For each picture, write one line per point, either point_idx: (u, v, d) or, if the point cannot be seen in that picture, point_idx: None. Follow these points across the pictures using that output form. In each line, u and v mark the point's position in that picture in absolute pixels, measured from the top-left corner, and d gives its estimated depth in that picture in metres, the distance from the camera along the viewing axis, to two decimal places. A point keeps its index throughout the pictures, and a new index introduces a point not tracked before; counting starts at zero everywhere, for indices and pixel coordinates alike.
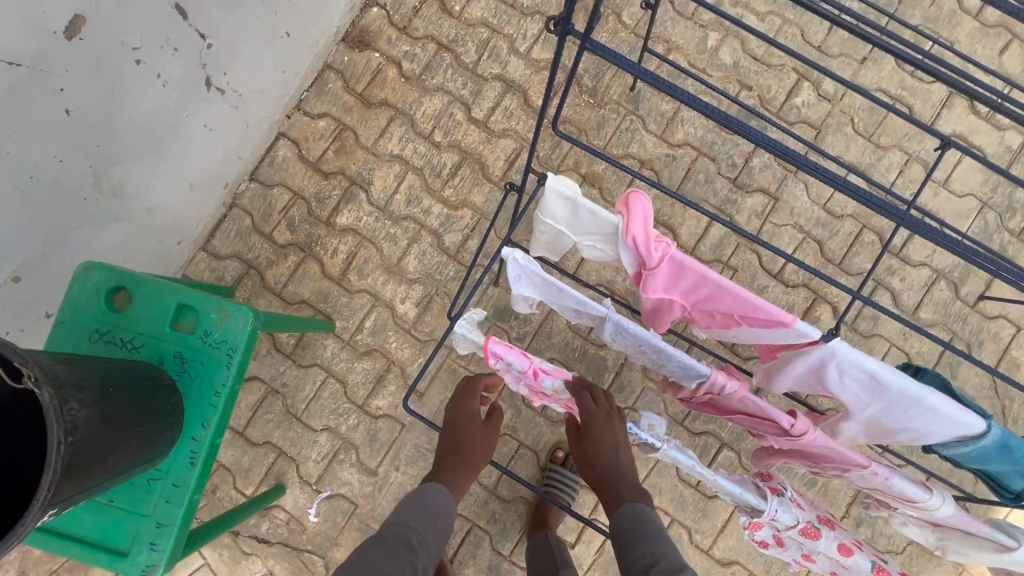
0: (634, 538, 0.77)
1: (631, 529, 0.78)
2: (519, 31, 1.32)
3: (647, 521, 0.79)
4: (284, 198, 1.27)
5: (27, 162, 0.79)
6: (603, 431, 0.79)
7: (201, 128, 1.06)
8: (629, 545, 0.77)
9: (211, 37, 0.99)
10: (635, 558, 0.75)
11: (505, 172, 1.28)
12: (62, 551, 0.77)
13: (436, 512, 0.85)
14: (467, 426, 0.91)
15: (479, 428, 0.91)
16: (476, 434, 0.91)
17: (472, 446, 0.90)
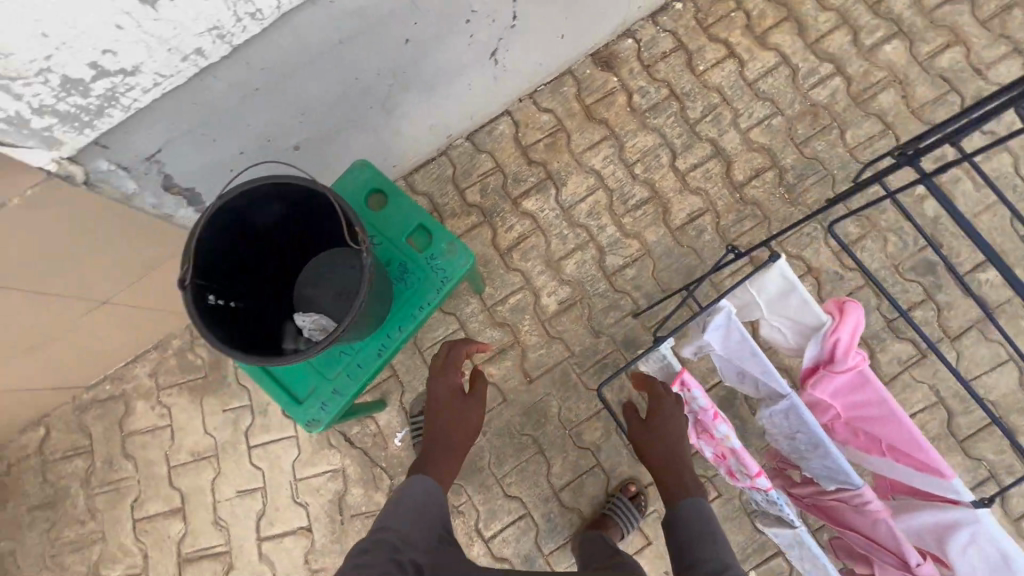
0: (695, 536, 0.87)
1: (694, 530, 0.87)
2: (747, 109, 1.41)
3: (706, 521, 0.88)
4: (487, 165, 1.41)
5: (359, 67, 0.94)
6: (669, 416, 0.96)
7: (466, 86, 1.21)
8: (692, 545, 0.86)
9: (519, 20, 1.11)
10: (701, 557, 0.83)
11: (683, 225, 1.37)
12: (255, 376, 0.91)
13: (424, 500, 0.90)
14: (443, 402, 1.02)
15: (456, 405, 1.02)
16: (455, 409, 1.02)
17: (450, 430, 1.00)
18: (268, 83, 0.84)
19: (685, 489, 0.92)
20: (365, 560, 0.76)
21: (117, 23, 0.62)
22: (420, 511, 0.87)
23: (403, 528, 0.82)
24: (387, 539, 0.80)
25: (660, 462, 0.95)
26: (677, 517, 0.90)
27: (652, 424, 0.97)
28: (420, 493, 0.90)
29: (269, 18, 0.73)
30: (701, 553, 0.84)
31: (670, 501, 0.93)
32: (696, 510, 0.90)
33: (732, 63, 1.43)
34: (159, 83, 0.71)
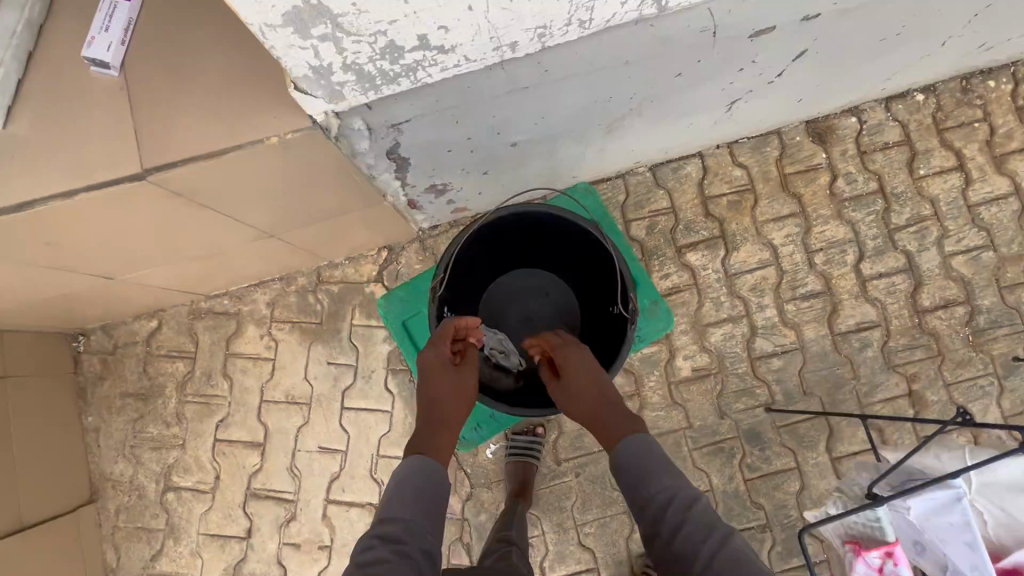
0: (639, 473, 0.76)
1: (636, 466, 0.77)
2: (957, 233, 1.28)
3: (650, 455, 0.78)
4: (661, 204, 1.32)
5: (620, 89, 0.86)
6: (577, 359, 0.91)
7: (688, 125, 1.12)
8: (635, 480, 0.76)
9: (779, 79, 1.00)
10: (651, 493, 0.74)
11: (849, 332, 1.26)
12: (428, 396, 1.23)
13: (420, 478, 0.75)
14: (436, 377, 0.86)
15: (447, 376, 0.86)
16: (444, 379, 0.86)
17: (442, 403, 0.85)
18: (541, 85, 0.76)
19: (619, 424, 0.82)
20: (373, 558, 0.66)
21: (471, 5, 0.55)
22: (421, 502, 0.73)
23: (409, 519, 0.71)
24: (385, 532, 0.69)
25: (588, 410, 0.86)
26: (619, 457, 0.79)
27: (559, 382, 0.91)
28: (413, 478, 0.74)
29: (591, 28, 0.66)
30: (646, 489, 0.75)
31: (611, 443, 0.82)
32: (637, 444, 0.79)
33: (957, 177, 1.30)
34: (459, 66, 0.65)
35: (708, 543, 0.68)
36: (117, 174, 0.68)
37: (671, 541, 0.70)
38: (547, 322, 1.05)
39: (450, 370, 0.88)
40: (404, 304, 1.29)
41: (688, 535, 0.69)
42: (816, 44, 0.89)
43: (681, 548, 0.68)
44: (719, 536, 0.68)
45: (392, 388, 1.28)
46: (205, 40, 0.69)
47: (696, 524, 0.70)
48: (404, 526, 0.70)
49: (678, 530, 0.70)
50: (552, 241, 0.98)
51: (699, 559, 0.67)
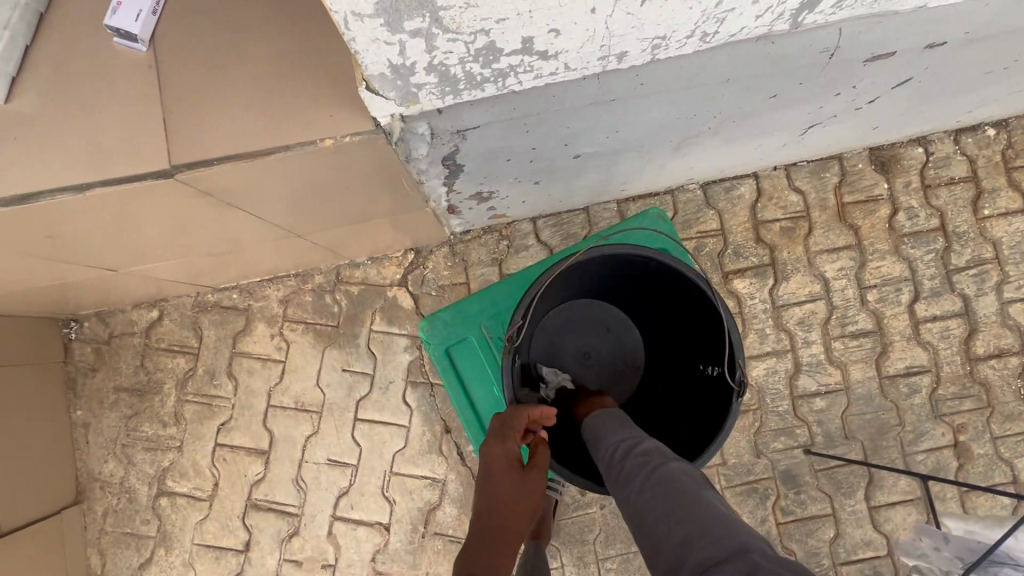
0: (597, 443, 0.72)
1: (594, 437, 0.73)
2: (1018, 280, 1.22)
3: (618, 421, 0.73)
4: (711, 225, 1.23)
5: (707, 107, 0.77)
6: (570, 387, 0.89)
7: (758, 146, 1.03)
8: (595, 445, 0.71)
9: (868, 105, 0.92)
10: (610, 444, 0.68)
11: (896, 376, 1.20)
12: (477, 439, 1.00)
13: None
14: (498, 480, 0.74)
15: (506, 477, 0.74)
16: (507, 489, 0.73)
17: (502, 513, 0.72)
18: (630, 99, 0.67)
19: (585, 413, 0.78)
20: None
21: (596, 7, 0.45)
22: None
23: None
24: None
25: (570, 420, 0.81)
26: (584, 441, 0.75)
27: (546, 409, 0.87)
28: None
29: (712, 41, 0.57)
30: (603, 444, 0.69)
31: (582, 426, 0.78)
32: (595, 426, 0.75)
33: (1022, 220, 1.23)
34: (555, 74, 0.55)
35: (641, 475, 0.62)
36: (141, 169, 0.58)
37: (620, 477, 0.64)
38: (610, 356, 0.96)
39: (516, 472, 0.74)
40: (450, 331, 1.00)
41: (633, 466, 0.64)
42: (923, 73, 0.81)
43: (624, 483, 0.63)
44: (656, 465, 0.62)
45: (410, 401, 1.20)
46: (251, 19, 0.59)
47: (643, 456, 0.64)
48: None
49: (627, 462, 0.64)
50: (633, 276, 0.89)
51: (636, 487, 0.61)
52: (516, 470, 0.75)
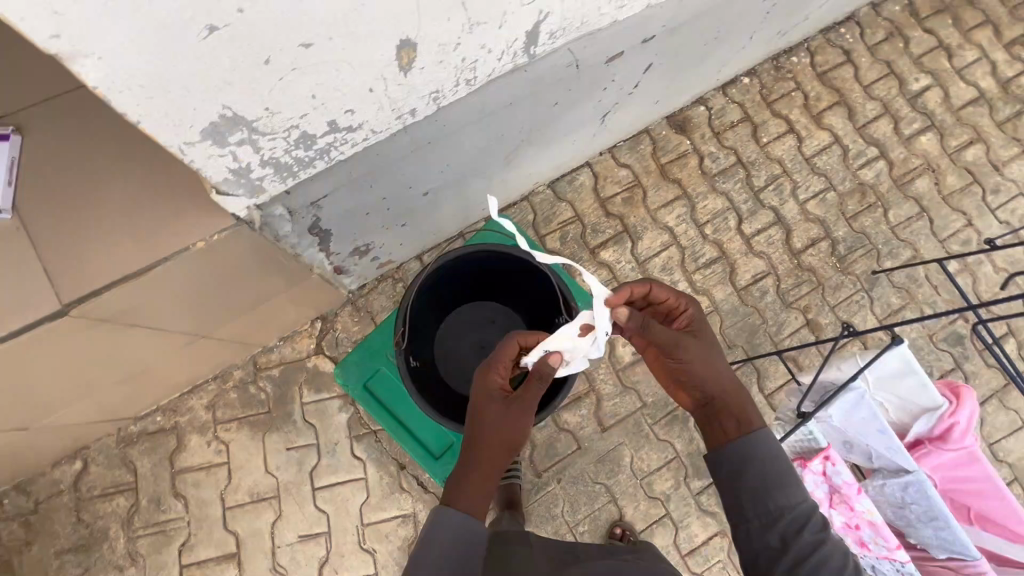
0: (777, 483, 0.73)
1: (765, 474, 0.74)
2: (805, 183, 1.54)
3: (775, 461, 0.75)
4: (566, 214, 1.44)
5: (508, 127, 0.96)
6: (697, 325, 0.84)
7: (572, 143, 1.26)
8: (761, 491, 0.73)
9: (637, 88, 1.16)
10: (779, 506, 0.72)
11: (748, 285, 1.46)
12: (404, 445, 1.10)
13: (457, 537, 0.71)
14: (490, 409, 0.77)
15: (497, 407, 0.77)
16: (495, 418, 0.76)
17: (489, 441, 0.75)
18: (441, 139, 0.84)
19: (745, 416, 0.78)
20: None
21: (372, 87, 0.61)
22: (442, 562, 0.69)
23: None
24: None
25: (706, 394, 0.80)
26: (734, 451, 0.76)
27: (682, 343, 0.79)
28: (444, 530, 0.71)
29: (477, 83, 0.74)
30: (769, 504, 0.73)
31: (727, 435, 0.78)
32: (768, 448, 0.76)
33: (792, 138, 1.56)
34: (368, 139, 0.70)
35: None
36: (36, 318, 0.65)
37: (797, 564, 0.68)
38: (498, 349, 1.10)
39: (505, 403, 0.78)
40: (363, 368, 1.12)
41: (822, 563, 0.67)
42: (658, 57, 1.05)
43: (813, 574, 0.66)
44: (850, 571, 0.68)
45: (360, 453, 1.27)
46: (100, 168, 0.69)
47: (833, 550, 0.68)
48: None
49: (811, 556, 0.68)
50: (491, 279, 1.04)
51: None
52: (506, 401, 0.78)
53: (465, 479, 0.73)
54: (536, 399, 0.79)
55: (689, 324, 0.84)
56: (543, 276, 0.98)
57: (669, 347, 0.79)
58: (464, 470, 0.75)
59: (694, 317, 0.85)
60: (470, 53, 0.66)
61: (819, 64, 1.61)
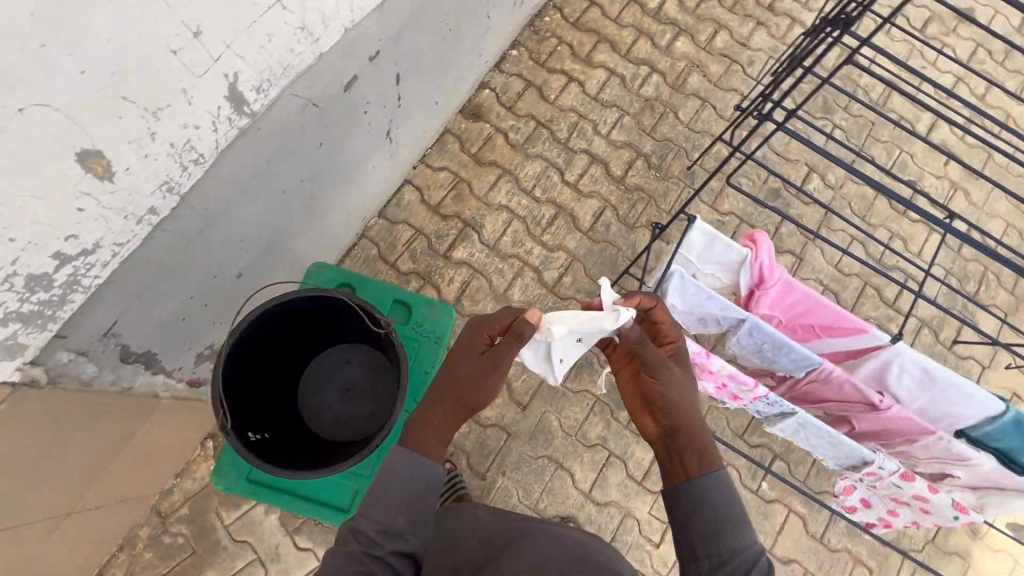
0: (727, 525, 0.70)
1: (717, 514, 0.71)
2: (601, 118, 1.68)
3: (728, 503, 0.72)
4: (407, 234, 1.49)
5: (285, 182, 0.98)
6: (681, 356, 0.84)
7: (372, 168, 1.30)
8: (712, 531, 0.70)
9: (402, 100, 1.22)
10: (733, 549, 0.69)
11: (592, 224, 1.57)
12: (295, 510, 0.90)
13: (413, 480, 0.73)
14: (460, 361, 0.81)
15: (471, 361, 0.80)
16: (464, 363, 0.81)
17: (456, 387, 0.79)
18: (213, 221, 0.85)
19: (707, 454, 0.75)
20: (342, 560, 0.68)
21: (80, 206, 0.61)
22: (398, 507, 0.71)
23: (395, 522, 0.70)
24: (367, 531, 0.69)
25: (670, 426, 0.78)
26: (688, 488, 0.73)
27: (665, 367, 0.80)
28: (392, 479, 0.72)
29: (209, 159, 0.76)
30: (719, 546, 0.70)
31: (681, 470, 0.75)
32: (720, 490, 0.72)
33: (574, 86, 1.70)
34: (117, 253, 0.70)
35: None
36: None
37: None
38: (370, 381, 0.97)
39: (482, 358, 0.81)
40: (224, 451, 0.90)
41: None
42: (399, 66, 1.12)
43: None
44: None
45: (305, 544, 1.23)
46: None
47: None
48: (385, 526, 0.70)
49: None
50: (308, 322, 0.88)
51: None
52: (484, 355, 0.81)
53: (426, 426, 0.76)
54: (512, 360, 0.82)
55: (674, 350, 0.84)
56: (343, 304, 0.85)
57: (652, 370, 0.80)
58: (426, 419, 0.77)
59: (678, 348, 0.84)
60: (174, 137, 0.67)
61: (569, 14, 1.77)
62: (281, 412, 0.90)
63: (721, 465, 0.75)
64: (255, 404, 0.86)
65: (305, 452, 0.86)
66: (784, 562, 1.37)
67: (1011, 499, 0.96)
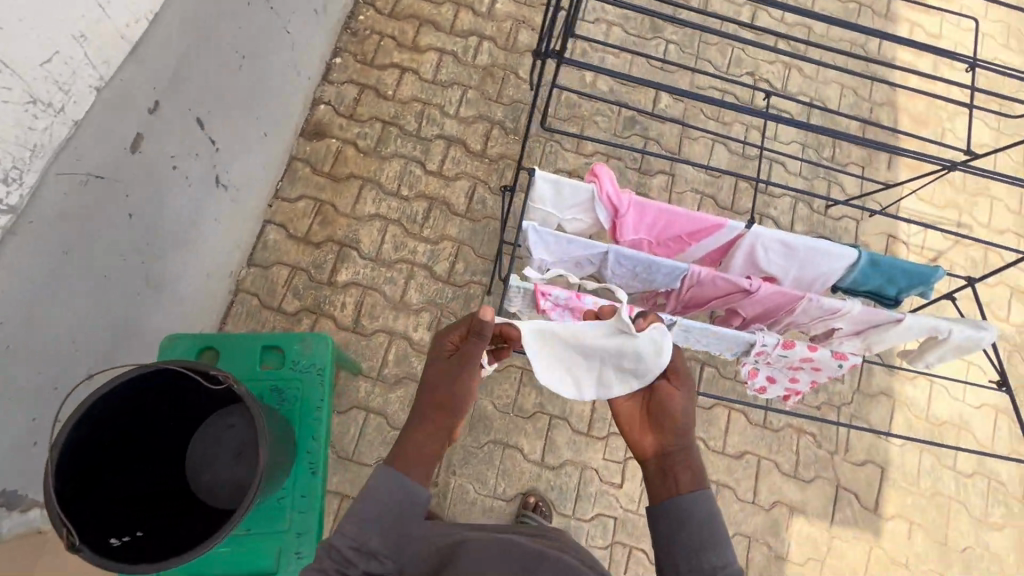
0: (705, 543, 0.69)
1: (700, 532, 0.70)
2: (446, 99, 1.65)
3: (712, 521, 0.71)
4: (284, 273, 1.43)
5: (101, 264, 0.91)
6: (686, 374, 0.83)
7: (213, 221, 1.22)
8: (695, 539, 0.70)
9: (219, 143, 1.16)
10: (712, 565, 0.68)
11: (468, 205, 1.55)
12: None
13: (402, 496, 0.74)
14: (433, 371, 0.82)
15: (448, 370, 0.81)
16: (438, 378, 0.81)
17: (431, 396, 0.81)
18: (20, 331, 0.77)
19: (699, 473, 0.74)
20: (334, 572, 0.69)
21: None
22: (383, 527, 0.72)
23: (370, 542, 0.70)
24: (340, 547, 0.69)
25: (664, 443, 0.77)
26: (677, 506, 0.72)
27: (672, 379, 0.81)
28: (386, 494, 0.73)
29: None
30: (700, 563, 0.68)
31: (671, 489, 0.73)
32: (705, 508, 0.71)
33: (410, 75, 1.67)
34: None
35: None
36: None
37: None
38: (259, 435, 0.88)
39: (451, 362, 0.81)
40: None
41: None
42: (195, 109, 1.05)
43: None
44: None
45: None
46: None
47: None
48: (359, 544, 0.69)
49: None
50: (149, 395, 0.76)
51: None
52: (451, 360, 0.81)
53: (411, 443, 0.78)
54: (479, 363, 0.81)
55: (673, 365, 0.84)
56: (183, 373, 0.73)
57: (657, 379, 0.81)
58: (412, 434, 0.79)
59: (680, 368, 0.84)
60: None
61: (383, 6, 1.72)
62: (130, 487, 0.76)
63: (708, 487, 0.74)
64: (95, 488, 0.72)
65: (188, 520, 0.77)
66: (738, 457, 1.43)
67: (885, 331, 1.03)
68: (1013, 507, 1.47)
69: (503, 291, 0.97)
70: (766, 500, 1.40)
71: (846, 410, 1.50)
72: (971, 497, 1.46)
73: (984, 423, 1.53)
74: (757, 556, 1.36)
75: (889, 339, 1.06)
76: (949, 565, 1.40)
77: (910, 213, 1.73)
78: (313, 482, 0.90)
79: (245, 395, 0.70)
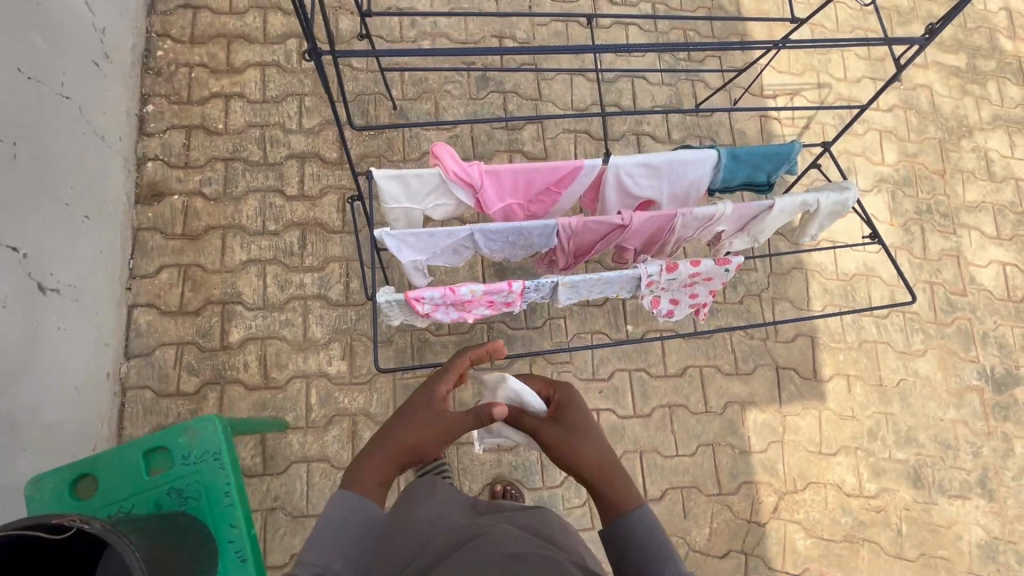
0: (655, 557, 0.69)
1: (645, 548, 0.70)
2: (284, 115, 1.52)
3: (650, 527, 0.71)
4: (170, 354, 1.31)
5: None
6: (566, 400, 0.83)
7: (57, 330, 1.09)
8: (642, 554, 0.69)
9: (24, 247, 1.03)
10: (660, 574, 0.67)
11: (343, 219, 1.45)
12: None
13: (354, 521, 0.73)
14: (417, 417, 0.79)
15: (431, 417, 0.79)
16: (418, 426, 0.79)
17: (407, 433, 0.78)
18: None
19: (622, 492, 0.74)
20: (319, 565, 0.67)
21: None
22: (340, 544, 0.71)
23: (335, 565, 0.69)
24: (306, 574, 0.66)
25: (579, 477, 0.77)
26: (619, 530, 0.71)
27: (548, 425, 0.79)
28: (340, 520, 0.72)
29: None
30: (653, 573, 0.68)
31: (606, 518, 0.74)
32: (645, 526, 0.71)
33: (236, 100, 1.51)
34: None
35: None
36: None
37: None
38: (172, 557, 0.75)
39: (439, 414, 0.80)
40: None
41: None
42: None
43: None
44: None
45: None
46: None
47: None
48: (324, 568, 0.67)
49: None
50: None
51: None
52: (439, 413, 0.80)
53: (372, 473, 0.76)
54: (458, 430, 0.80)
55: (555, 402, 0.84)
56: (23, 540, 0.60)
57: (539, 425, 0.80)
58: (375, 465, 0.76)
59: (562, 400, 0.83)
60: None
61: (180, 34, 1.54)
62: None
63: (636, 497, 0.74)
64: None
65: None
66: (682, 374, 1.45)
67: (763, 221, 1.05)
68: (929, 330, 1.58)
69: (377, 308, 0.91)
70: (718, 405, 1.44)
71: (766, 295, 1.55)
72: (893, 334, 1.55)
73: (887, 264, 1.62)
74: (723, 459, 1.41)
75: (769, 226, 1.07)
76: (890, 402, 1.50)
77: (775, 89, 1.76)
78: (246, 570, 0.86)
79: (104, 532, 0.61)
